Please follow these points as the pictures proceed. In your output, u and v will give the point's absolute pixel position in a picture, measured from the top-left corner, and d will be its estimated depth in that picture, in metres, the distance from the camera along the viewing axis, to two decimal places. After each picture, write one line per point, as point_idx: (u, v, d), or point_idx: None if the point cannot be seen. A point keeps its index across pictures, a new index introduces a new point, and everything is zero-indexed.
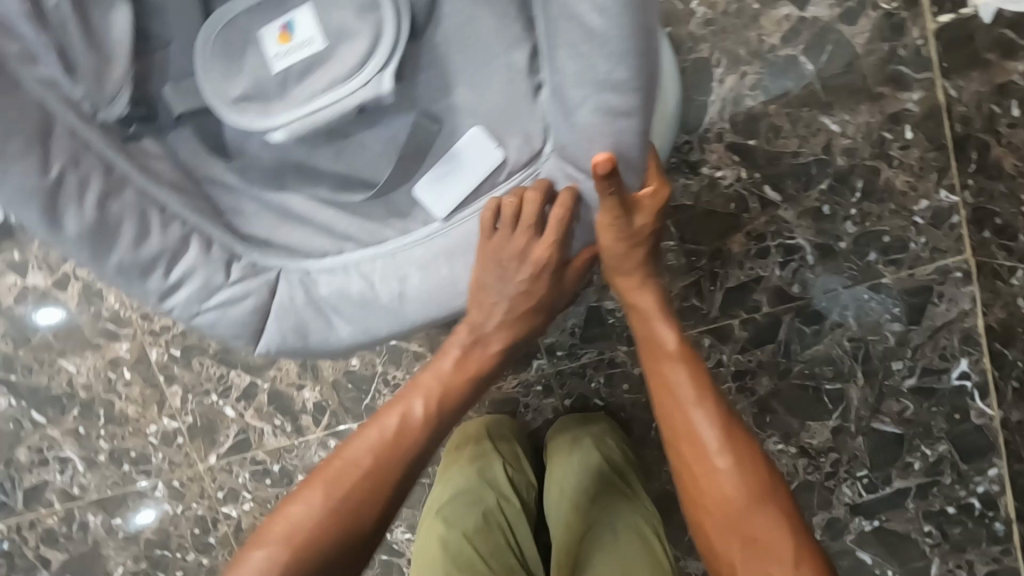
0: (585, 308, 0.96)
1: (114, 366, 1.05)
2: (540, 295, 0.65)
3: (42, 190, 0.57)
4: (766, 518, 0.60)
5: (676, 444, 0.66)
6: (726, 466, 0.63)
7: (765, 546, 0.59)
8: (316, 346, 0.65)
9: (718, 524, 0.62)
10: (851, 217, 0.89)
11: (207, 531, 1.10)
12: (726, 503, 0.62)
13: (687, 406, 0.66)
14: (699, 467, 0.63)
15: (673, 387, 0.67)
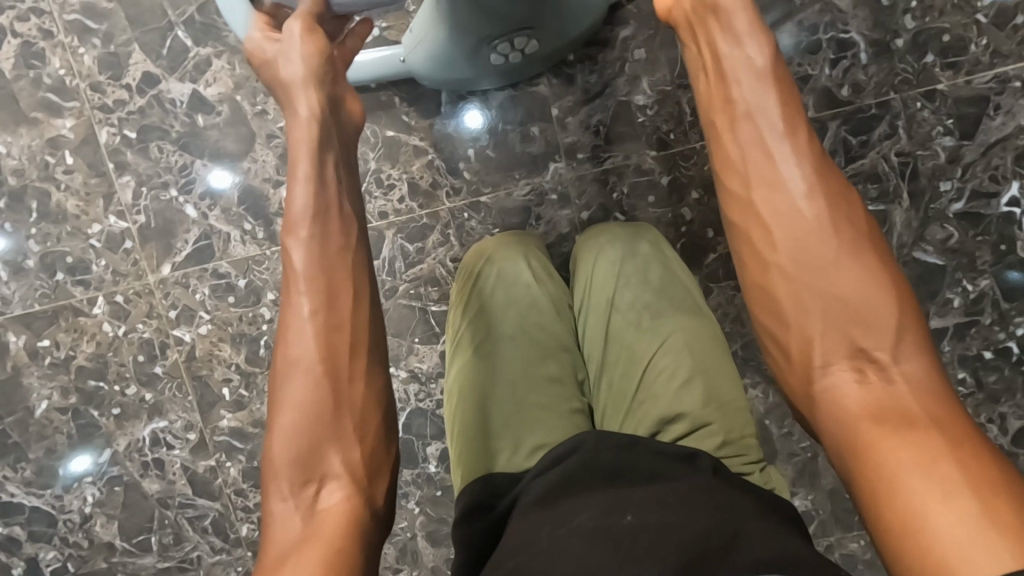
0: (614, 103, 0.86)
1: (54, 148, 0.89)
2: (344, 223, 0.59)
3: None
4: (861, 279, 0.47)
5: (749, 201, 0.51)
6: (813, 215, 0.49)
7: (862, 314, 0.47)
8: None
9: (796, 292, 0.48)
10: (911, 10, 0.82)
11: (153, 360, 0.95)
12: (814, 263, 0.48)
13: (771, 147, 0.50)
14: (776, 221, 0.49)
15: (750, 126, 0.51)
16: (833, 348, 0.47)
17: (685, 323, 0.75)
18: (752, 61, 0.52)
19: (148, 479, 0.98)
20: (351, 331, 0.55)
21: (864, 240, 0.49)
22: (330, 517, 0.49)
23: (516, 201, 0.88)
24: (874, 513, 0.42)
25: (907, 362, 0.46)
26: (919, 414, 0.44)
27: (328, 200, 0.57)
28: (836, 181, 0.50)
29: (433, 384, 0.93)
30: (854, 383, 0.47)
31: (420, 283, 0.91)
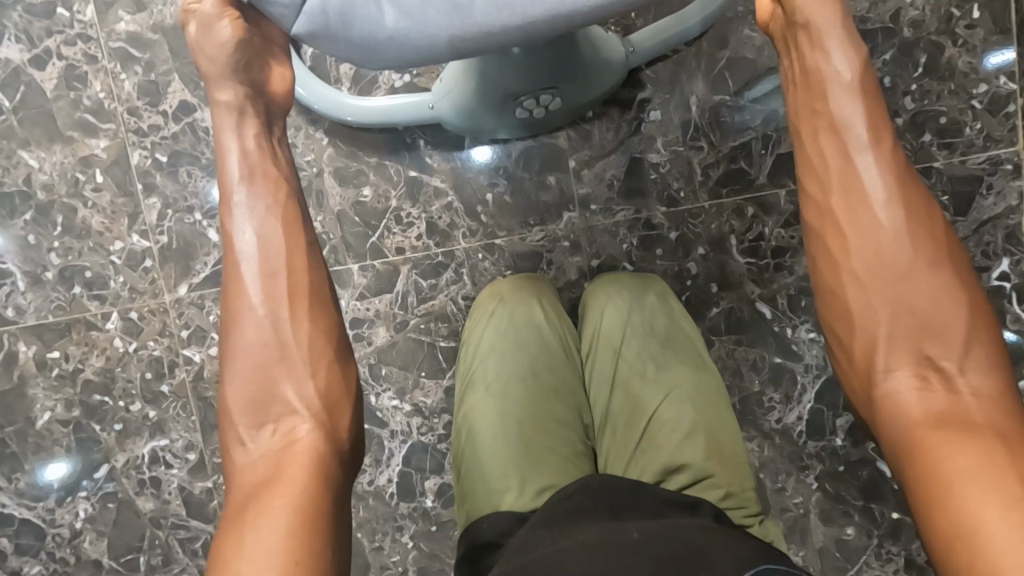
0: (628, 159, 0.90)
1: (85, 167, 0.92)
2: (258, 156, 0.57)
3: None
4: (935, 292, 0.49)
5: (827, 204, 0.52)
6: (892, 225, 0.50)
7: (928, 324, 0.49)
8: (359, 44, 0.55)
9: (866, 296, 0.50)
10: (911, 92, 0.87)
11: (160, 377, 0.96)
12: (885, 270, 0.50)
13: (854, 156, 0.51)
14: (853, 227, 0.51)
15: (842, 130, 0.52)
16: (901, 355, 0.49)
17: (691, 375, 0.77)
18: (847, 82, 0.52)
19: (142, 498, 0.98)
20: (291, 278, 0.55)
21: (947, 249, 0.50)
22: (297, 452, 0.51)
23: (529, 245, 0.91)
24: (932, 519, 0.44)
25: (974, 374, 0.48)
26: (980, 421, 0.47)
27: (256, 150, 0.57)
28: (917, 187, 0.52)
29: (436, 418, 0.95)
30: (919, 386, 0.49)
31: (431, 319, 0.93)
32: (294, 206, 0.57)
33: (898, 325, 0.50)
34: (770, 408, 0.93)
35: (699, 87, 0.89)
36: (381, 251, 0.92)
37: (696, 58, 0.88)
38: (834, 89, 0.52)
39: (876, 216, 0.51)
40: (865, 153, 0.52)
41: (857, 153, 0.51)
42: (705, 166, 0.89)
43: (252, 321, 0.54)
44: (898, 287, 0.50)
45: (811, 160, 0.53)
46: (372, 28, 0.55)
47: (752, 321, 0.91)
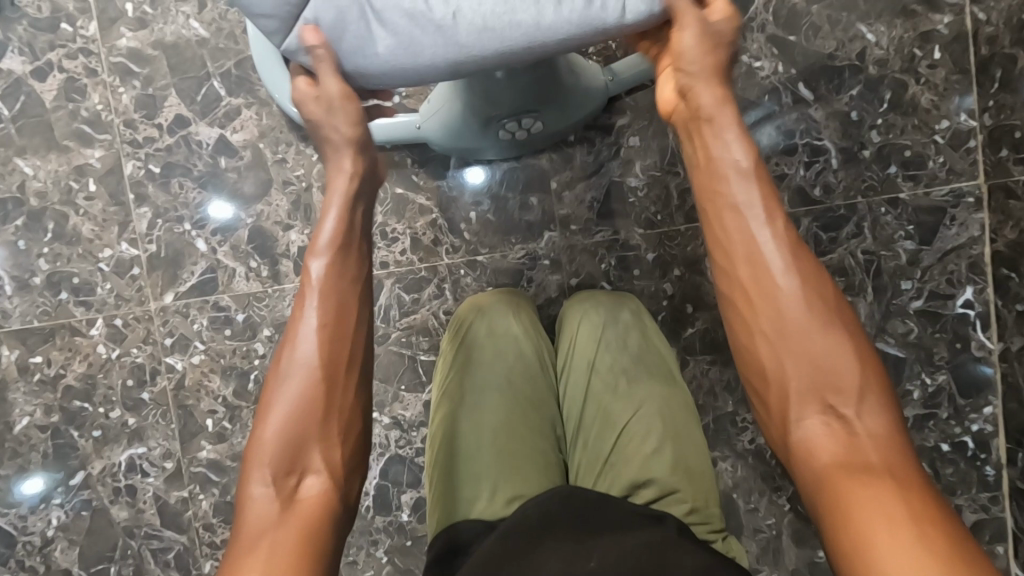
0: (608, 182, 0.93)
1: (79, 176, 0.94)
2: (344, 238, 0.61)
3: None
4: (835, 338, 0.52)
5: (731, 278, 0.55)
6: (789, 288, 0.53)
7: (832, 376, 0.51)
8: (351, 60, 0.58)
9: (776, 356, 0.52)
10: (877, 126, 0.91)
11: (142, 385, 0.96)
12: (778, 326, 0.52)
13: (745, 217, 0.55)
14: (759, 304, 0.53)
15: (735, 200, 0.55)
16: (804, 401, 0.51)
17: (660, 392, 0.79)
18: (741, 168, 0.56)
19: (117, 506, 0.98)
20: (351, 347, 0.59)
21: (840, 314, 0.53)
22: (308, 504, 0.54)
23: (510, 263, 0.94)
24: (842, 561, 0.45)
25: (867, 418, 0.49)
26: (880, 465, 0.47)
27: (348, 231, 0.62)
28: (804, 252, 0.55)
29: (414, 432, 0.96)
30: (820, 434, 0.50)
31: (412, 332, 0.95)
32: (362, 283, 0.62)
33: (790, 376, 0.51)
34: (743, 428, 0.94)
35: None
36: None
37: None
38: (733, 175, 0.56)
39: (770, 260, 0.54)
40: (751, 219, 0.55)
41: (751, 221, 0.55)
42: (681, 191, 0.92)
43: (303, 365, 0.57)
44: (777, 338, 0.52)
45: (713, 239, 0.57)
46: (363, 46, 0.57)
47: (725, 343, 0.94)
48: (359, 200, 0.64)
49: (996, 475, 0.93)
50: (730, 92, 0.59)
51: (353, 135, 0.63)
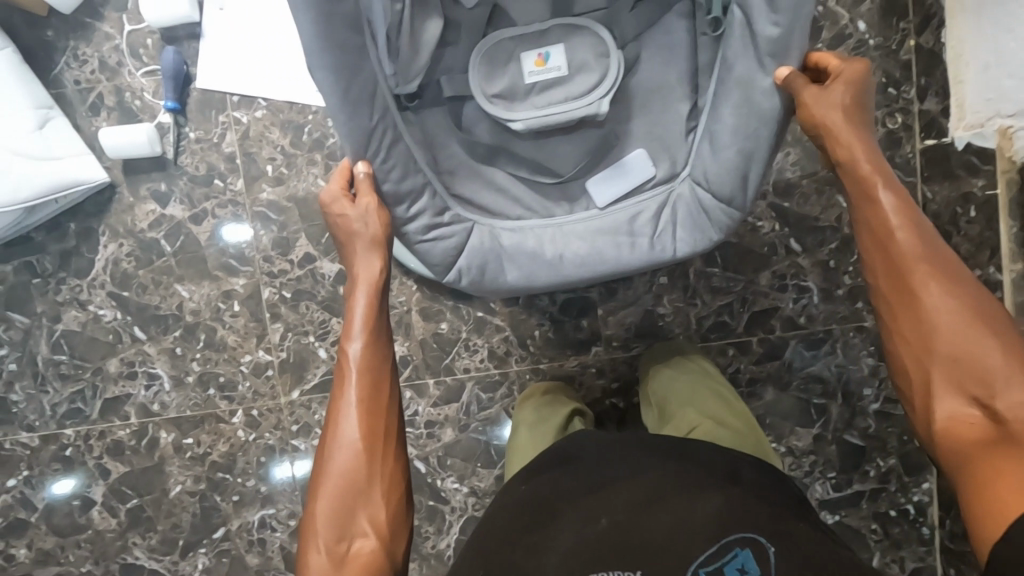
0: (642, 310, 1.20)
1: (226, 298, 1.18)
2: (373, 316, 0.73)
3: (357, 133, 0.68)
4: (983, 340, 0.66)
5: (881, 289, 0.72)
6: (935, 290, 0.68)
7: (980, 371, 0.66)
8: (487, 283, 0.83)
9: (918, 354, 0.69)
10: (849, 271, 1.18)
11: (272, 460, 1.22)
12: (928, 327, 0.68)
13: (905, 239, 0.71)
14: (905, 311, 0.70)
15: (888, 222, 0.72)
16: (946, 389, 0.67)
17: (718, 393, 1.05)
18: (890, 188, 0.73)
19: (251, 554, 1.24)
20: (387, 418, 0.71)
21: (992, 321, 0.67)
22: (357, 563, 0.67)
23: (565, 369, 1.21)
24: (976, 508, 0.63)
25: (1011, 399, 0.64)
26: (1017, 432, 0.63)
27: (376, 313, 0.73)
28: (959, 271, 0.69)
29: (488, 498, 1.23)
30: (975, 416, 0.65)
31: (488, 422, 1.21)
32: (390, 358, 0.74)
33: (944, 373, 0.67)
34: None
35: (695, 261, 1.19)
36: (452, 370, 1.20)
37: None
38: (888, 194, 0.73)
39: (913, 268, 0.70)
40: (908, 238, 0.71)
41: (901, 241, 0.71)
42: (699, 317, 1.20)
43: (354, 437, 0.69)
44: (917, 336, 0.69)
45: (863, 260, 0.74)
46: (498, 277, 0.82)
47: None
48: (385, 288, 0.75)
49: (931, 534, 1.22)
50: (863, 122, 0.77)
51: (377, 237, 0.73)
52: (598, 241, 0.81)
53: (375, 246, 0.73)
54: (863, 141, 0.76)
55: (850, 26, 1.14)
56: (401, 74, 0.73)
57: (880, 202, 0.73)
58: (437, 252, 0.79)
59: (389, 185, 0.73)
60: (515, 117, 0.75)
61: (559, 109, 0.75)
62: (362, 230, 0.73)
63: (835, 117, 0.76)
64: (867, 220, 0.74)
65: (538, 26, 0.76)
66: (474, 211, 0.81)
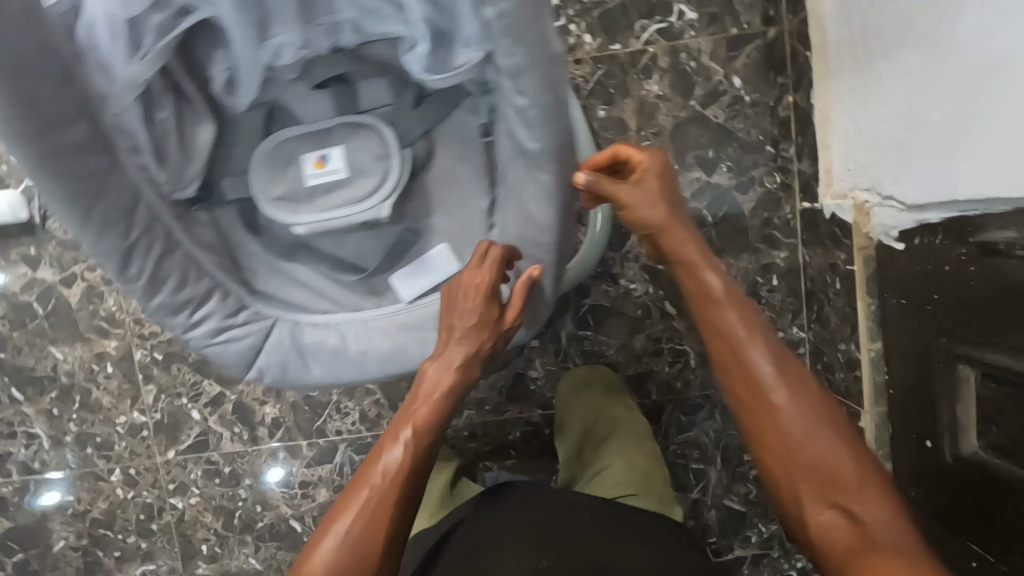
0: (513, 373, 1.18)
1: (99, 360, 1.19)
2: (432, 420, 0.71)
3: (118, 253, 0.66)
4: (844, 451, 0.61)
5: (734, 392, 0.67)
6: (783, 398, 0.64)
7: (835, 477, 0.60)
8: (292, 380, 0.81)
9: (785, 466, 0.63)
10: None
11: (151, 518, 1.23)
12: (786, 436, 0.63)
13: (739, 343, 0.67)
14: (762, 416, 0.64)
15: (727, 326, 0.68)
16: (815, 498, 0.60)
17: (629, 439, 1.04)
18: (728, 289, 0.70)
19: None
20: (388, 534, 0.65)
21: (847, 429, 0.63)
22: None
23: (438, 432, 1.19)
24: None
25: (876, 510, 0.57)
26: (885, 541, 0.55)
27: (433, 421, 0.71)
28: (805, 377, 0.66)
29: None
30: (836, 521, 0.58)
31: None
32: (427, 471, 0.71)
33: (810, 483, 0.61)
34: None
35: (567, 324, 1.16)
36: (324, 431, 1.20)
37: (565, 303, 1.15)
38: (716, 298, 0.70)
39: (760, 373, 0.65)
40: (747, 344, 0.67)
41: (740, 343, 0.67)
42: None
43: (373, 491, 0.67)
44: (783, 444, 0.63)
45: (712, 367, 0.70)
46: (302, 374, 0.80)
47: None
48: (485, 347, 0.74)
49: None
50: (682, 215, 0.74)
51: (454, 343, 0.73)
52: (403, 337, 0.79)
53: (468, 355, 0.73)
54: (687, 232, 0.74)
55: (724, 82, 1.09)
56: (177, 180, 0.73)
57: (725, 308, 0.69)
58: (233, 353, 0.77)
59: (166, 294, 0.71)
60: (296, 221, 0.73)
61: (338, 213, 0.73)
62: (462, 330, 0.73)
63: (649, 201, 0.73)
64: (706, 329, 0.70)
65: (319, 127, 0.75)
66: (274, 307, 0.80)
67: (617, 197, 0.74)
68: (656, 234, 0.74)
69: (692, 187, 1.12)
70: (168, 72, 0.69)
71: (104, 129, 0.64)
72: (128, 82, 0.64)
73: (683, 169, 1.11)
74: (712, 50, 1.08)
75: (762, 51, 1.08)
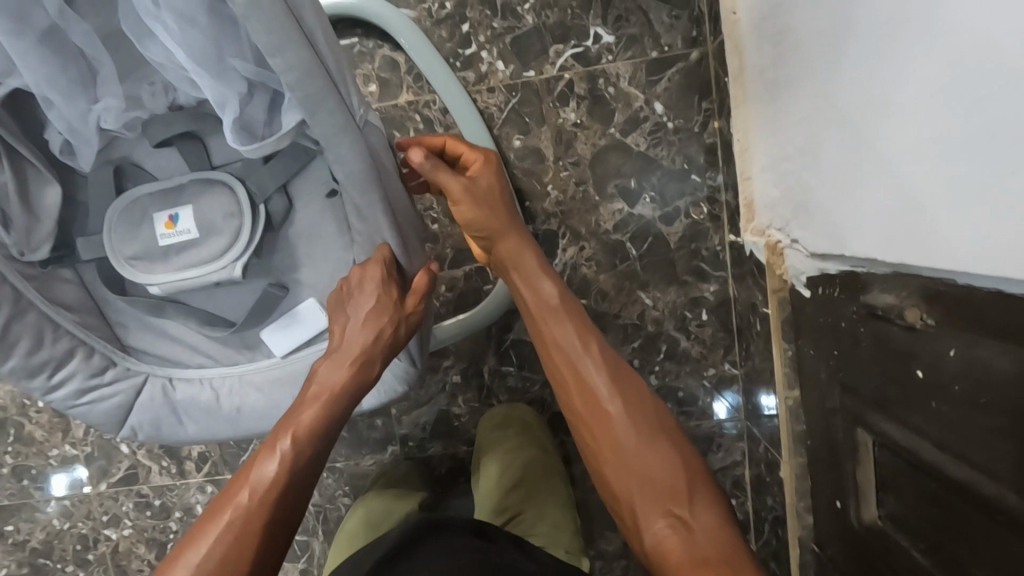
0: (436, 409, 1.15)
1: (30, 394, 1.20)
2: (315, 429, 0.67)
3: None
4: (670, 454, 0.63)
5: (568, 399, 0.70)
6: (614, 405, 0.67)
7: (664, 484, 0.61)
8: (168, 435, 0.79)
9: (619, 476, 0.63)
10: (655, 371, 1.10)
11: (87, 548, 1.25)
12: (618, 444, 0.64)
13: (572, 353, 0.71)
14: (595, 421, 0.67)
15: (557, 336, 0.72)
16: (651, 510, 0.60)
17: (550, 486, 1.05)
18: (557, 298, 0.75)
19: None
20: (255, 548, 0.61)
21: (674, 435, 0.65)
22: None
23: (362, 468, 1.18)
24: None
25: (701, 515, 0.58)
26: (714, 556, 0.55)
27: (316, 431, 0.67)
28: (630, 379, 0.69)
29: None
30: (669, 532, 0.58)
31: None
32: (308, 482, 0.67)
33: (644, 493, 0.61)
34: None
35: (490, 359, 1.12)
36: None
37: (487, 337, 1.12)
38: (547, 308, 0.74)
39: (589, 381, 0.69)
40: (577, 351, 0.71)
41: (571, 351, 0.71)
42: None
43: (251, 496, 0.63)
44: (615, 454, 0.64)
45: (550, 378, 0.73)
46: (177, 430, 0.78)
47: None
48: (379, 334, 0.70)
49: None
50: (516, 221, 0.79)
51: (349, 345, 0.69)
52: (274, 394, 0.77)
53: (355, 356, 0.69)
54: (521, 238, 0.78)
55: (645, 108, 1.03)
56: (25, 242, 0.69)
57: (559, 318, 0.73)
58: (99, 413, 0.75)
59: (18, 359, 0.68)
60: (152, 281, 0.72)
61: (194, 272, 0.71)
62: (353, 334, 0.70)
63: (485, 203, 0.77)
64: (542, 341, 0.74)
65: (172, 182, 0.72)
66: (146, 362, 0.78)
67: (449, 192, 0.76)
68: (489, 239, 0.78)
69: (614, 218, 1.07)
70: (2, 137, 0.63)
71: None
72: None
73: (604, 199, 1.06)
74: (631, 75, 1.03)
75: (685, 74, 1.02)
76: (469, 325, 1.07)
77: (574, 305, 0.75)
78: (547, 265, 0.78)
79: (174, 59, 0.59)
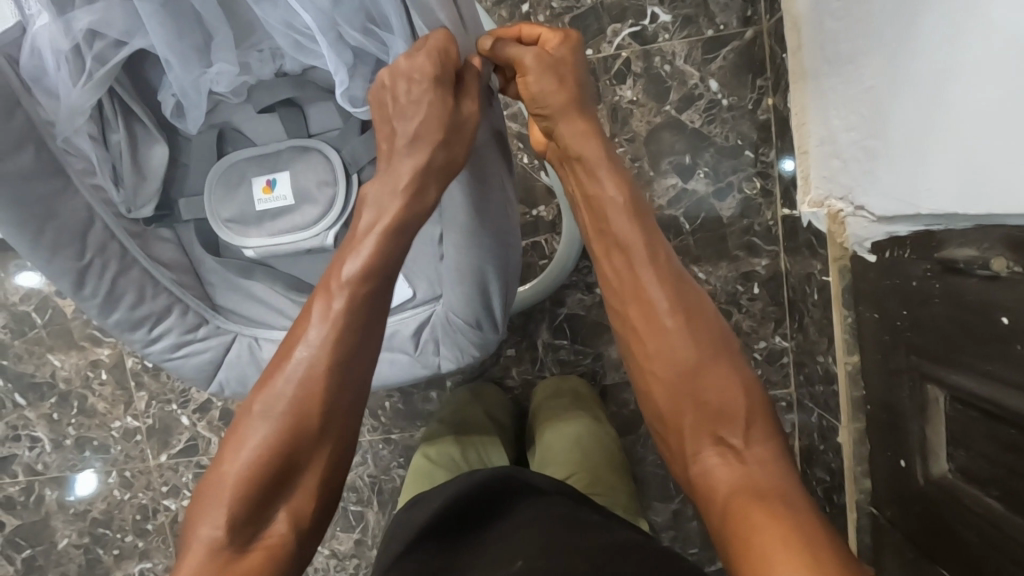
0: (490, 382, 1.18)
1: (93, 367, 1.24)
2: (351, 314, 0.61)
3: (74, 272, 0.67)
4: (727, 378, 0.62)
5: (624, 306, 0.68)
6: (671, 324, 0.65)
7: (721, 410, 0.61)
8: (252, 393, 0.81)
9: (666, 391, 0.64)
10: None
11: (146, 518, 1.28)
12: (673, 365, 0.64)
13: (635, 261, 0.67)
14: (648, 331, 0.65)
15: (622, 237, 0.68)
16: (697, 433, 0.61)
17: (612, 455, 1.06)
18: (617, 195, 0.69)
19: None
20: (300, 440, 0.58)
21: (733, 360, 0.64)
22: None
23: (417, 440, 1.20)
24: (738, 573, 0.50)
25: (760, 443, 0.59)
26: (770, 487, 0.55)
27: (357, 316, 0.62)
28: (690, 293, 0.67)
29: (348, 561, 1.23)
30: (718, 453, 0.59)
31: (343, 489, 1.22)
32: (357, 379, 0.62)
33: (699, 411, 0.62)
34: None
35: (544, 332, 1.15)
36: None
37: (541, 311, 1.14)
38: (610, 206, 0.69)
39: (653, 296, 0.66)
40: (642, 262, 0.67)
41: (635, 259, 0.67)
42: None
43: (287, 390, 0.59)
44: (674, 369, 0.63)
45: (606, 281, 0.70)
46: None
47: None
48: (402, 232, 0.64)
49: None
50: (587, 108, 0.72)
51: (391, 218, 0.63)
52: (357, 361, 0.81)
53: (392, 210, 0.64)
54: (592, 129, 0.71)
55: (700, 86, 1.06)
56: (131, 200, 0.73)
57: (616, 214, 0.69)
58: (190, 367, 0.78)
59: (122, 311, 0.71)
60: (247, 244, 0.77)
61: (287, 236, 0.76)
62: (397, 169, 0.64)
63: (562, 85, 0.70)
64: (604, 240, 0.70)
65: (270, 148, 0.76)
66: (234, 322, 0.80)
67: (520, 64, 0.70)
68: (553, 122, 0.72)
69: (668, 194, 1.09)
70: (118, 93, 0.68)
71: (54, 152, 0.65)
72: (71, 106, 0.63)
73: (657, 175, 1.09)
74: (687, 53, 1.05)
75: (739, 53, 1.05)
76: (525, 300, 1.10)
77: (635, 201, 0.70)
78: (617, 160, 0.71)
79: (288, 22, 0.62)
